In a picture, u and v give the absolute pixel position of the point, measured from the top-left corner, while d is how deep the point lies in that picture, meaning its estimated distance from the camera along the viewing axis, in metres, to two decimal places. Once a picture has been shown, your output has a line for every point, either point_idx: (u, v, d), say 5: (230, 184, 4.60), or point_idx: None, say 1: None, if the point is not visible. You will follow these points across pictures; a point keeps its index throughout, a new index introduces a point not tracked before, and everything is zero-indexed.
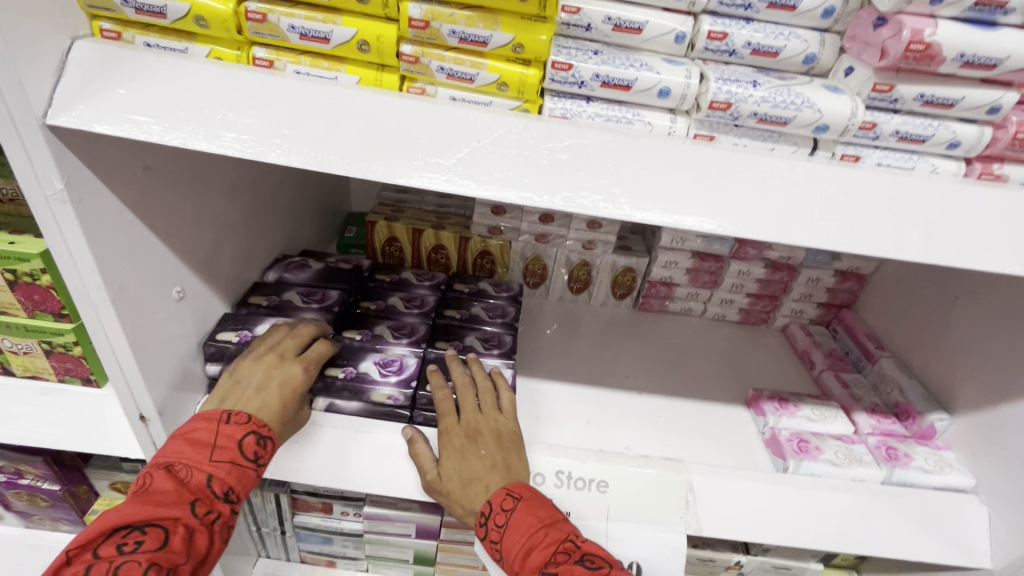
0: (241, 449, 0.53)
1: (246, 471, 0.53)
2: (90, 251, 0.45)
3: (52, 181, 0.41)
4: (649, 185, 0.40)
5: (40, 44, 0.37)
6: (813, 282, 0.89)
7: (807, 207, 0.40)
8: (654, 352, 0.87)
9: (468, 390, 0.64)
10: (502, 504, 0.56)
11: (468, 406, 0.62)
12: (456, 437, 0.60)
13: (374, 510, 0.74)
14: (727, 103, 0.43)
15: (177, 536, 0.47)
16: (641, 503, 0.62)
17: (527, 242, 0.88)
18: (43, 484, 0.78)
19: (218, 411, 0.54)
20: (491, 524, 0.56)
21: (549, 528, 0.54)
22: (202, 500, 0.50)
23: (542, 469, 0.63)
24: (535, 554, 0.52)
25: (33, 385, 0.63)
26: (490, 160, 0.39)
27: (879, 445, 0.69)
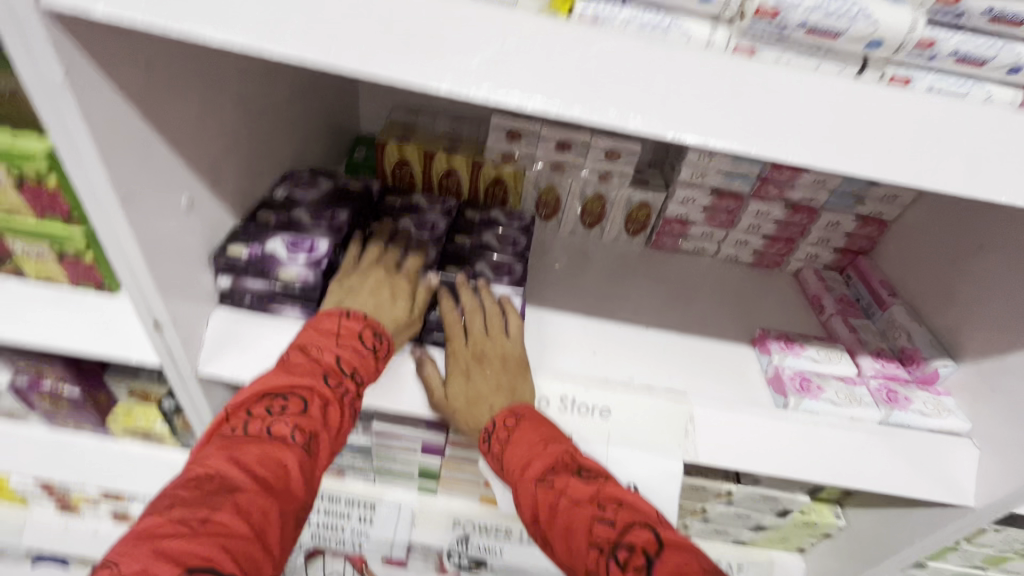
0: (362, 338, 0.57)
1: (367, 357, 0.57)
2: (96, 147, 0.44)
3: (51, 69, 0.39)
4: (684, 98, 0.38)
5: None
6: (832, 226, 0.87)
7: (849, 127, 0.38)
8: (664, 290, 0.87)
9: (476, 314, 0.64)
10: (506, 420, 0.58)
11: (476, 330, 0.63)
12: (463, 359, 0.62)
13: (382, 426, 0.77)
14: (775, 11, 0.40)
15: (314, 404, 0.51)
16: (641, 430, 0.64)
17: (541, 171, 0.85)
18: (65, 388, 0.81)
19: (337, 309, 0.59)
20: (494, 438, 0.58)
21: (549, 442, 0.55)
22: (332, 375, 0.53)
23: (546, 394, 0.64)
24: (535, 463, 0.54)
25: (49, 290, 0.64)
26: (513, 64, 0.37)
27: (881, 388, 0.70)
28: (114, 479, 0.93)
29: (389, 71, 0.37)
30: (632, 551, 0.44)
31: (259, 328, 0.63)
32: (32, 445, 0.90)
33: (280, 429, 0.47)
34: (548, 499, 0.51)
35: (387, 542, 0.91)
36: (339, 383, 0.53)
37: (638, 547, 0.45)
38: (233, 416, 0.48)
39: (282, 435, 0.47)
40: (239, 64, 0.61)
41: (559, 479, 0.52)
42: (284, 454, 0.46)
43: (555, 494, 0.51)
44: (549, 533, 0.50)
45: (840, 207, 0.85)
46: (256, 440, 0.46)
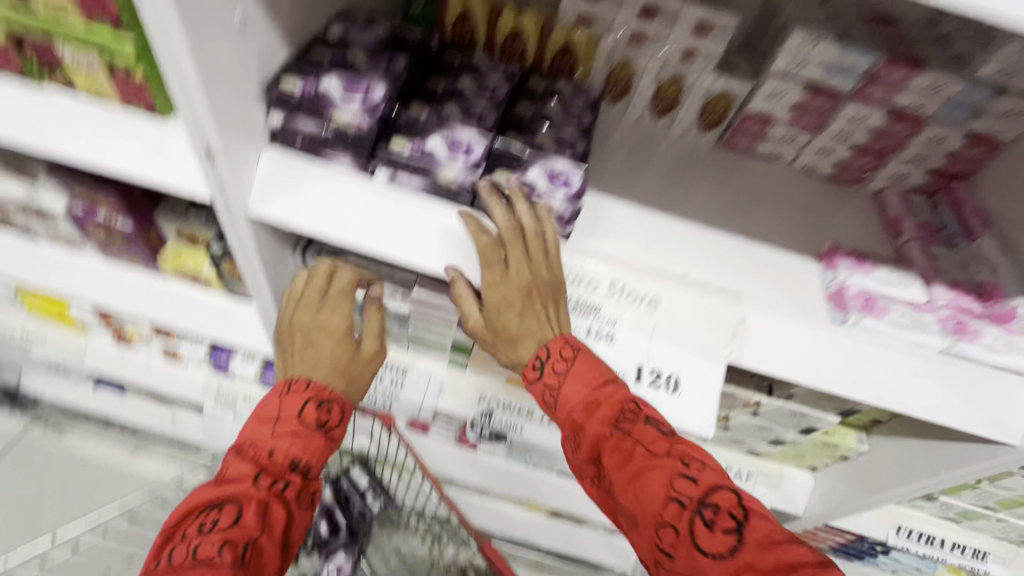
0: (299, 419, 0.66)
1: (312, 434, 0.66)
2: None
3: None
4: None
5: None
6: (934, 141, 0.77)
7: None
8: (729, 193, 0.81)
9: (514, 245, 0.60)
10: (560, 350, 0.62)
11: (518, 254, 0.60)
12: (506, 291, 0.62)
13: (423, 293, 0.78)
14: None
15: (247, 513, 0.58)
16: (689, 324, 0.62)
17: (618, 42, 0.77)
18: (118, 219, 0.82)
19: (280, 384, 0.68)
20: (546, 369, 0.64)
21: (611, 384, 0.61)
22: (267, 473, 0.62)
23: (597, 277, 0.63)
24: (602, 409, 0.61)
25: (99, 110, 0.62)
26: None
27: (950, 317, 0.64)
28: (164, 316, 0.98)
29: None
30: (716, 510, 0.54)
31: (307, 171, 0.61)
32: (90, 276, 0.94)
33: (207, 547, 0.55)
34: (621, 449, 0.59)
35: (416, 404, 0.97)
36: (273, 482, 0.62)
37: (723, 507, 0.54)
38: (174, 538, 0.57)
39: (210, 555, 0.54)
40: None
41: (628, 428, 0.60)
42: (214, 554, 0.54)
43: (628, 443, 0.59)
44: (616, 475, 0.58)
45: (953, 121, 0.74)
46: (186, 566, 0.53)
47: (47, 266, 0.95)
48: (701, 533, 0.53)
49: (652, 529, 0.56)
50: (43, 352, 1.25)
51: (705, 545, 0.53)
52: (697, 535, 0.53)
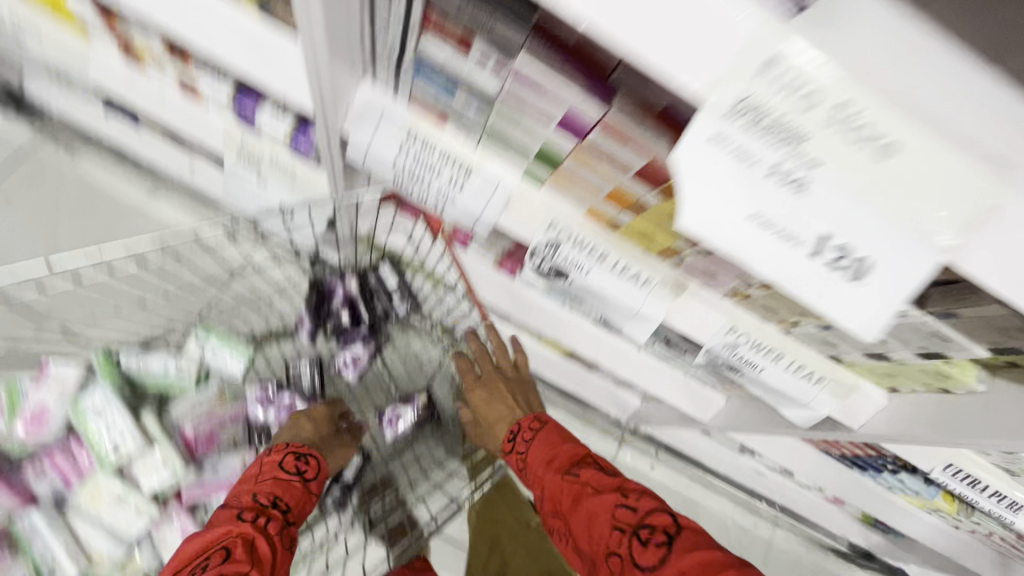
0: (280, 470, 0.93)
1: (290, 480, 0.92)
2: None
3: None
4: None
5: None
6: None
7: None
8: (1016, 16, 0.35)
9: (468, 362, 1.19)
10: (529, 430, 0.92)
11: (478, 377, 1.18)
12: (478, 402, 1.17)
13: (528, 65, 0.57)
14: None
15: (235, 550, 0.77)
16: (919, 196, 0.41)
17: None
18: None
19: (275, 447, 0.97)
20: (516, 440, 0.94)
21: (567, 447, 0.87)
22: (246, 511, 0.85)
23: (822, 87, 0.38)
24: (556, 460, 0.86)
25: None
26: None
27: None
28: (177, 28, 0.76)
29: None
30: (653, 529, 0.71)
31: None
32: None
33: None
34: (573, 489, 0.81)
35: (474, 214, 0.80)
36: (250, 521, 0.83)
37: (657, 527, 0.71)
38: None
39: None
40: None
41: (580, 475, 0.81)
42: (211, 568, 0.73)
43: (577, 485, 0.80)
44: (580, 522, 0.77)
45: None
46: None
47: None
48: (640, 548, 0.70)
49: (605, 560, 0.73)
50: (37, 48, 1.05)
51: (646, 561, 0.68)
52: (636, 556, 0.69)
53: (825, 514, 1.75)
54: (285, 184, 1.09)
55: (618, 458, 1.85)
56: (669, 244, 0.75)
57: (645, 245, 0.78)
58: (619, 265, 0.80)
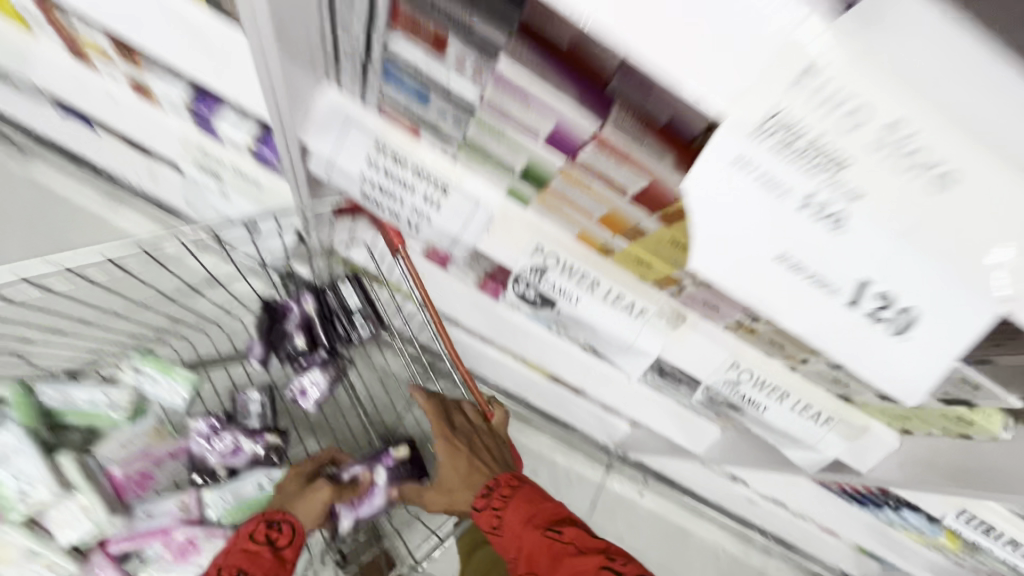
0: (254, 538, 0.76)
1: (261, 551, 0.76)
2: None
3: None
4: None
5: None
6: None
7: None
8: None
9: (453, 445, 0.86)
10: (503, 487, 0.82)
11: (470, 444, 0.88)
12: (453, 482, 0.85)
13: (513, 73, 0.48)
14: None
15: None
16: (969, 238, 0.35)
17: None
18: None
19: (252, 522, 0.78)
20: (496, 490, 0.82)
21: (544, 502, 0.78)
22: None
23: (875, 105, 0.32)
24: (537, 515, 0.76)
25: None
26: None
27: None
28: (128, 24, 0.70)
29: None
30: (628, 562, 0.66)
31: None
32: None
33: None
34: (552, 549, 0.72)
35: (452, 234, 0.74)
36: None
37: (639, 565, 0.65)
38: None
39: None
40: None
41: (556, 529, 0.74)
42: None
43: (559, 544, 0.72)
44: None
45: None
46: None
47: None
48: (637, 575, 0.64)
49: None
50: None
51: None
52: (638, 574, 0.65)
53: (823, 547, 1.66)
54: (249, 195, 1.04)
55: (606, 486, 1.77)
56: (668, 274, 0.66)
57: (643, 273, 0.69)
58: (611, 294, 0.72)
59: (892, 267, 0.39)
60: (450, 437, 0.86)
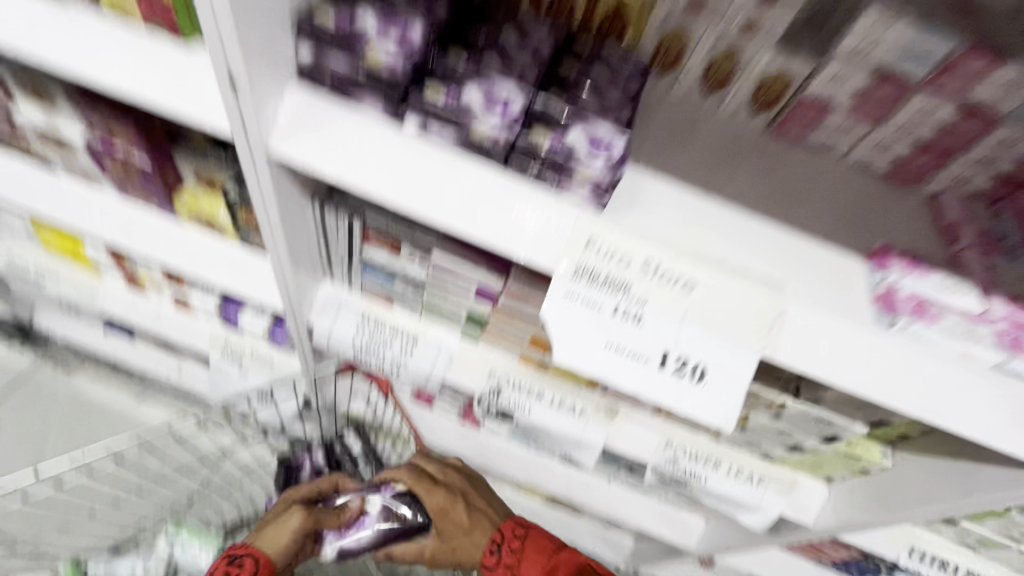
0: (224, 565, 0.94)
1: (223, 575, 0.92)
2: None
3: None
4: None
5: None
6: (1004, 145, 0.72)
7: None
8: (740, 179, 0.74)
9: (457, 502, 1.11)
10: (514, 533, 1.03)
11: (469, 501, 1.12)
12: (457, 532, 1.07)
13: (444, 259, 0.75)
14: None
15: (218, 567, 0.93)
16: (721, 313, 0.58)
17: (675, 9, 0.71)
18: (134, 153, 0.80)
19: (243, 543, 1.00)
20: (505, 551, 1.00)
21: (558, 551, 0.96)
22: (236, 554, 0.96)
23: (631, 253, 0.58)
24: (556, 554, 0.95)
25: (122, 36, 0.58)
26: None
27: (1008, 333, 0.60)
28: (178, 258, 0.96)
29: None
30: None
31: (333, 115, 0.57)
32: (107, 214, 0.94)
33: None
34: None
35: (424, 373, 0.93)
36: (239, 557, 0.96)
37: None
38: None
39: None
40: None
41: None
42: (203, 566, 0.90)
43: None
44: None
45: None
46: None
47: (65, 201, 0.94)
48: None
49: None
50: (58, 285, 1.28)
51: None
52: None
53: None
54: (263, 371, 1.27)
55: None
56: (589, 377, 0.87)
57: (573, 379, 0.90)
58: (554, 400, 0.92)
59: (682, 339, 0.58)
60: (449, 490, 1.12)
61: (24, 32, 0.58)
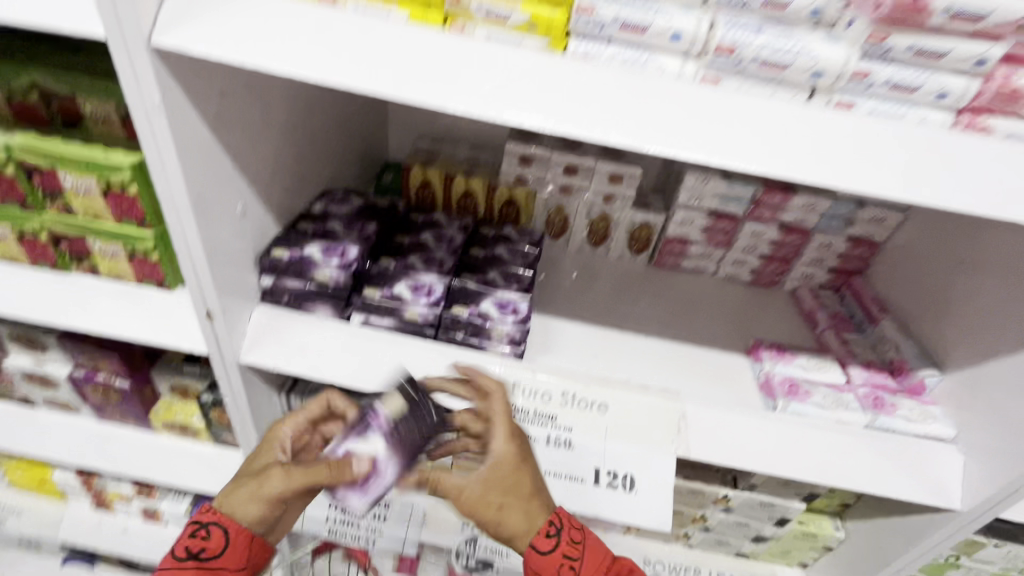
0: (188, 540, 0.58)
1: (182, 567, 0.57)
2: (197, 225, 0.58)
3: (171, 161, 0.53)
4: (664, 129, 0.45)
5: (177, 103, 0.51)
6: (825, 247, 0.92)
7: (826, 152, 0.45)
8: (637, 308, 0.92)
9: (525, 459, 0.57)
10: (570, 534, 0.57)
11: (525, 451, 0.58)
12: (502, 524, 0.55)
13: None
14: (866, 72, 0.45)
15: (200, 546, 0.58)
16: (635, 425, 0.69)
17: (551, 194, 0.93)
18: (117, 379, 0.91)
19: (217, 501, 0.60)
20: (564, 538, 0.57)
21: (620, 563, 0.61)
22: (200, 545, 0.58)
23: (550, 389, 0.70)
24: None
25: (115, 287, 0.72)
26: (504, 76, 0.45)
27: (868, 394, 0.74)
28: (148, 471, 1.00)
29: (392, 95, 0.45)
30: None
31: (291, 323, 0.71)
32: (82, 438, 0.99)
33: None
34: None
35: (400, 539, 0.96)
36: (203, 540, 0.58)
37: None
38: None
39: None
40: (281, 115, 0.70)
41: None
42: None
43: None
44: None
45: (962, 68, 0.44)
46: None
47: (42, 433, 1.00)
48: None
49: None
50: (15, 527, 1.25)
51: None
52: None
53: None
54: None
55: None
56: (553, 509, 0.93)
57: None
58: None
59: (610, 454, 0.69)
60: (494, 446, 0.57)
61: (31, 303, 0.72)
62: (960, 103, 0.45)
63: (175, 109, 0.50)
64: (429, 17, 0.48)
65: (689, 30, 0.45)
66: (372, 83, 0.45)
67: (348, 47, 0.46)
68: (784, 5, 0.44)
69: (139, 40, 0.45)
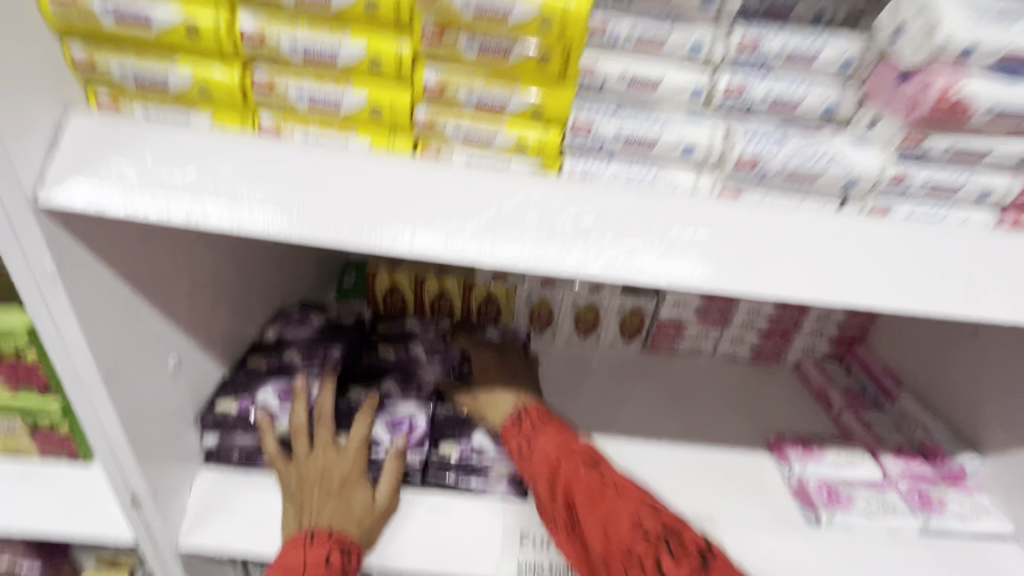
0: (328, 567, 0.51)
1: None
2: (113, 400, 0.46)
3: (73, 332, 0.42)
4: (691, 254, 0.38)
5: (78, 267, 0.41)
6: (824, 317, 0.87)
7: (875, 268, 0.39)
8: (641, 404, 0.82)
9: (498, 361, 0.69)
10: (533, 417, 0.59)
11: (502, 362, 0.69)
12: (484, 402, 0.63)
13: None
14: (900, 175, 0.40)
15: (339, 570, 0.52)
16: None
17: (532, 286, 0.85)
18: (23, 562, 0.73)
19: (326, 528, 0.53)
20: (526, 419, 0.59)
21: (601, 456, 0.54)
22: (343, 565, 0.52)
23: None
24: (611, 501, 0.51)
25: (16, 466, 0.58)
26: (494, 209, 0.38)
27: (911, 491, 0.66)
28: None
29: (356, 241, 0.36)
30: None
31: (246, 488, 0.59)
32: None
33: None
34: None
35: None
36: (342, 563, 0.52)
37: None
38: None
39: None
40: (223, 243, 0.60)
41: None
42: None
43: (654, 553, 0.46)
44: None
45: (1002, 165, 0.40)
46: None
47: None
48: None
49: None
50: None
51: None
52: None
53: None
54: None
55: None
56: None
57: None
58: None
59: None
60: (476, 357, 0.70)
61: None
62: (1003, 203, 0.41)
63: (72, 275, 0.40)
64: (396, 143, 0.41)
65: (703, 143, 0.40)
66: (330, 229, 0.36)
67: (296, 187, 0.37)
68: (793, 104, 0.42)
69: (23, 203, 0.35)
